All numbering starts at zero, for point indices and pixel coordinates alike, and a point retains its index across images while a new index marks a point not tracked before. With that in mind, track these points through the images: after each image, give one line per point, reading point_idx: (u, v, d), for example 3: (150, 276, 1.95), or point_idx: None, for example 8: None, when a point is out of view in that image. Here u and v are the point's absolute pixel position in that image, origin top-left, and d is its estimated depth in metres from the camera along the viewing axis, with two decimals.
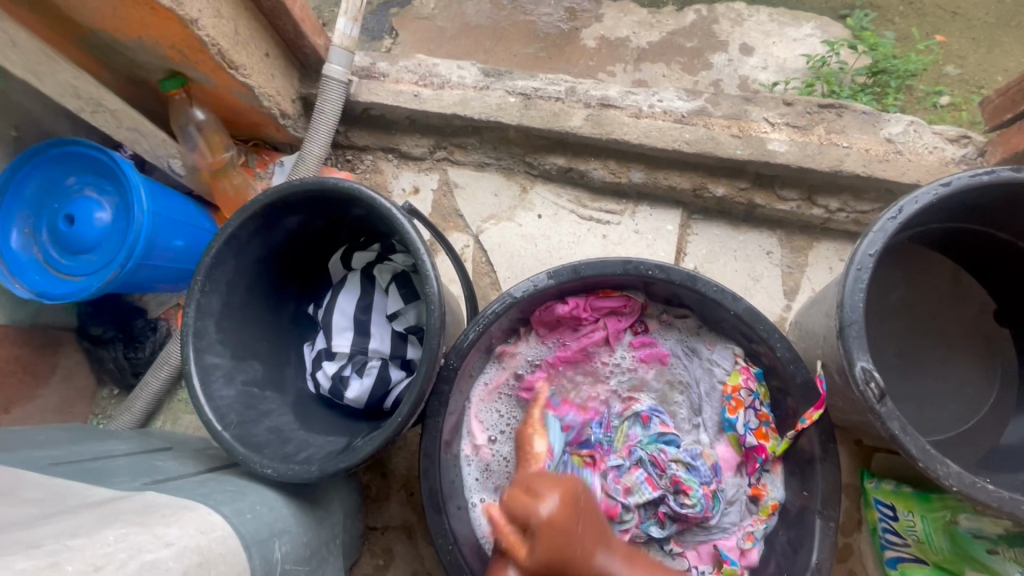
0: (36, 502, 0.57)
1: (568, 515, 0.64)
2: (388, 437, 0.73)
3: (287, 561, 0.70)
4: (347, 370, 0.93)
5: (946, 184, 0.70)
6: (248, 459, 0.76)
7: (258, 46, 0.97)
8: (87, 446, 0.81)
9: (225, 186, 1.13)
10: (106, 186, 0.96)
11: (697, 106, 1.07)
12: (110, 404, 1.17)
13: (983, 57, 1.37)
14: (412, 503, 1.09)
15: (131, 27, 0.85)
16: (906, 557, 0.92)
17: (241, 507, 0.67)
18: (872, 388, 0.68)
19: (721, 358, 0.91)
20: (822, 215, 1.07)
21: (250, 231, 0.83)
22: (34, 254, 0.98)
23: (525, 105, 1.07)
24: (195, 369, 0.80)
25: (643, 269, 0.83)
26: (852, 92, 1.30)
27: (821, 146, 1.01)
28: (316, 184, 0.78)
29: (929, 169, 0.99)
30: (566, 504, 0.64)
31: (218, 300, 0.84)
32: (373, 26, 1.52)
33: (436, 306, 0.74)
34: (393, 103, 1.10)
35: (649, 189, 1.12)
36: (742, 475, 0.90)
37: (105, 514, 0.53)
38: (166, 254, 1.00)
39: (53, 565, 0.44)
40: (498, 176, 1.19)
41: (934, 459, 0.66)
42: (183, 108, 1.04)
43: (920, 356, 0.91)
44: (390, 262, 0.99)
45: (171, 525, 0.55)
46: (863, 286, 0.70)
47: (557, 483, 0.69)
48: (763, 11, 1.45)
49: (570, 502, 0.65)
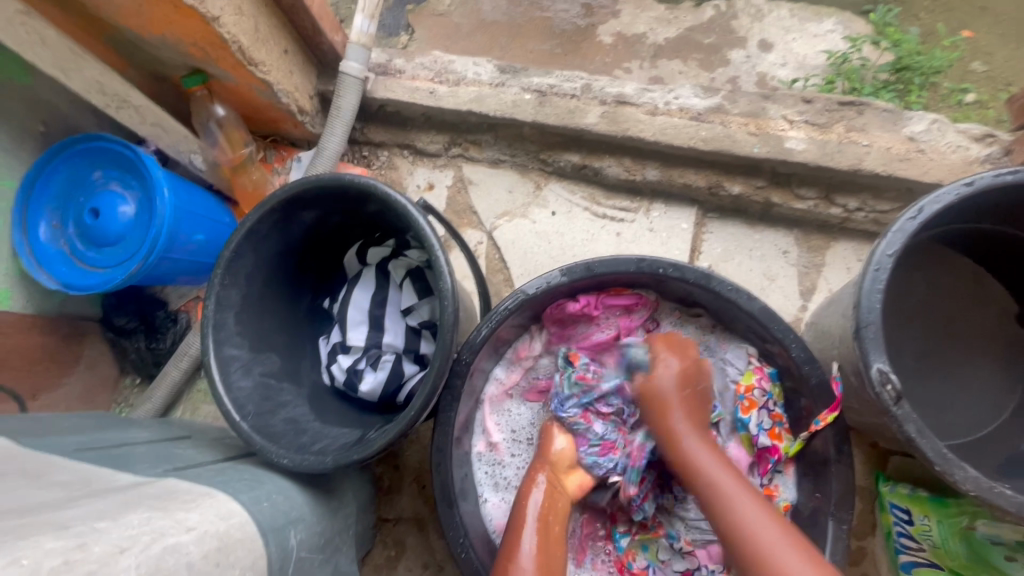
0: (63, 485, 0.59)
1: (683, 387, 0.83)
2: (400, 431, 0.74)
3: (302, 549, 0.71)
4: (362, 363, 0.94)
5: (970, 184, 0.68)
6: (265, 449, 0.77)
7: (278, 44, 0.99)
8: (110, 433, 0.83)
9: (244, 181, 1.15)
10: (130, 180, 0.99)
11: (713, 103, 1.06)
12: (132, 393, 1.20)
13: (1011, 54, 1.33)
14: (423, 496, 1.10)
15: (156, 25, 0.87)
16: (920, 562, 0.91)
17: (258, 495, 0.69)
18: (889, 390, 0.67)
19: (735, 358, 0.90)
20: (840, 215, 1.06)
21: (268, 226, 0.84)
22: (61, 246, 1.01)
23: (540, 102, 1.07)
24: (215, 359, 0.81)
25: (656, 266, 0.82)
26: (874, 89, 1.28)
27: (840, 144, 0.99)
28: (333, 180, 0.79)
29: (952, 168, 0.97)
30: (682, 378, 0.84)
31: (237, 292, 0.85)
32: (390, 23, 1.52)
33: (449, 302, 0.75)
34: (409, 100, 1.11)
35: (664, 187, 1.12)
36: (754, 475, 0.89)
37: (129, 499, 0.55)
38: (187, 247, 1.02)
39: (80, 546, 0.45)
40: (512, 172, 1.19)
41: (952, 463, 0.65)
42: (205, 104, 1.07)
43: (939, 359, 0.90)
44: (405, 258, 1.00)
45: (192, 510, 0.56)
46: (881, 287, 0.69)
47: (680, 375, 0.84)
48: (783, 6, 1.43)
49: (688, 381, 0.84)
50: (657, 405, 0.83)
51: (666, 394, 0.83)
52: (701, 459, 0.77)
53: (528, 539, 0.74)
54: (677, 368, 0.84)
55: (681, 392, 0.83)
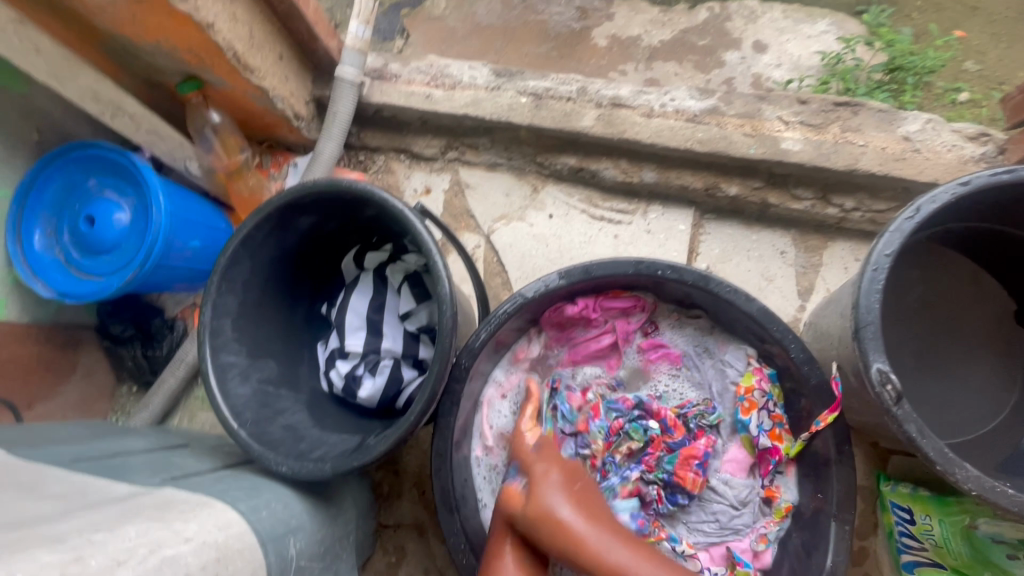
0: (60, 497, 0.58)
1: (573, 485, 0.72)
2: (399, 437, 0.73)
3: (302, 558, 0.70)
4: (360, 369, 0.94)
5: (965, 183, 0.69)
6: (263, 457, 0.77)
7: (272, 49, 0.98)
8: (108, 442, 0.83)
9: (240, 187, 1.16)
10: (126, 188, 0.99)
11: (709, 105, 1.06)
12: (129, 401, 1.19)
13: (1004, 53, 1.34)
14: (423, 502, 1.09)
15: (149, 32, 0.86)
16: (923, 561, 0.90)
17: (257, 504, 0.68)
18: (888, 390, 0.67)
19: (734, 359, 0.90)
20: (836, 215, 1.06)
21: (265, 232, 0.84)
22: (56, 255, 1.00)
23: (537, 105, 1.07)
24: (212, 367, 0.80)
25: (655, 268, 0.82)
26: (868, 89, 1.29)
27: (836, 144, 0.99)
28: (330, 185, 0.79)
29: (947, 168, 0.97)
30: (565, 472, 0.74)
31: (234, 300, 0.85)
32: (385, 27, 1.52)
33: (448, 307, 0.74)
34: (405, 104, 1.11)
35: (661, 188, 1.12)
36: (755, 475, 0.89)
37: (126, 510, 0.55)
38: (183, 254, 1.02)
39: (76, 559, 0.45)
40: (509, 176, 1.19)
41: (952, 463, 0.65)
42: (199, 110, 1.06)
43: (937, 358, 0.90)
44: (403, 262, 1.00)
45: (190, 521, 0.56)
46: (879, 287, 0.69)
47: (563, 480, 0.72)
48: (776, 8, 1.43)
49: (575, 476, 0.74)
50: (555, 528, 0.66)
51: (542, 506, 0.68)
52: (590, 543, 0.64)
53: (511, 549, 0.72)
54: (558, 468, 0.74)
55: (556, 486, 0.70)
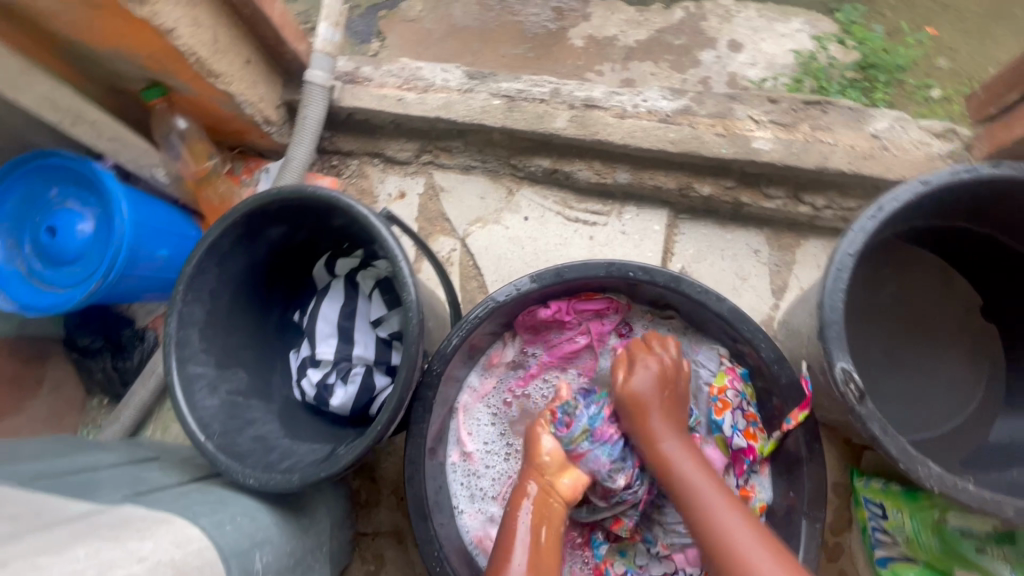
0: (11, 518, 0.57)
1: (661, 390, 0.82)
2: (367, 446, 0.73)
3: (269, 571, 0.69)
4: (331, 377, 0.93)
5: (926, 182, 0.69)
6: (230, 469, 0.75)
7: (239, 54, 0.97)
8: (71, 458, 0.81)
9: (210, 194, 1.13)
10: (89, 197, 0.97)
11: (681, 105, 1.06)
12: (100, 414, 1.17)
13: (974, 49, 1.35)
14: (402, 508, 1.09)
15: (107, 38, 0.85)
16: (896, 557, 0.93)
17: (221, 518, 0.67)
18: (853, 389, 0.67)
19: (707, 359, 0.91)
20: (808, 213, 1.06)
21: (231, 240, 0.83)
22: (17, 266, 0.97)
23: (509, 107, 1.07)
24: (177, 379, 0.79)
25: (625, 270, 0.82)
26: (840, 87, 1.30)
27: (806, 143, 1.00)
28: (294, 192, 0.77)
29: (915, 165, 0.98)
30: (658, 379, 0.82)
31: (200, 310, 0.83)
32: (360, 29, 1.51)
33: (415, 313, 0.74)
34: (376, 108, 1.10)
35: (635, 189, 1.12)
36: (730, 475, 0.87)
37: (78, 531, 0.53)
38: (150, 263, 1.00)
39: None
40: (484, 178, 1.18)
41: (916, 460, 0.65)
42: (164, 117, 1.05)
43: (907, 353, 0.91)
44: (374, 268, 0.99)
45: (146, 539, 0.55)
46: (843, 286, 0.69)
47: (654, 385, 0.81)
48: (750, 7, 1.44)
49: (666, 382, 0.82)
50: (636, 409, 0.81)
51: (643, 399, 0.81)
52: (674, 458, 0.77)
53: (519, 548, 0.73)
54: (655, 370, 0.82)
55: (657, 400, 0.81)
